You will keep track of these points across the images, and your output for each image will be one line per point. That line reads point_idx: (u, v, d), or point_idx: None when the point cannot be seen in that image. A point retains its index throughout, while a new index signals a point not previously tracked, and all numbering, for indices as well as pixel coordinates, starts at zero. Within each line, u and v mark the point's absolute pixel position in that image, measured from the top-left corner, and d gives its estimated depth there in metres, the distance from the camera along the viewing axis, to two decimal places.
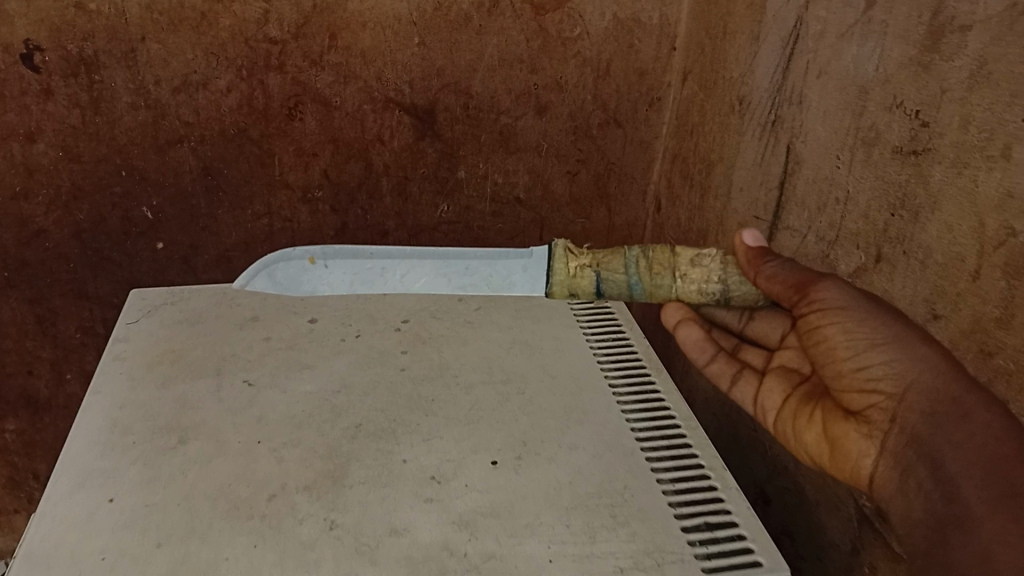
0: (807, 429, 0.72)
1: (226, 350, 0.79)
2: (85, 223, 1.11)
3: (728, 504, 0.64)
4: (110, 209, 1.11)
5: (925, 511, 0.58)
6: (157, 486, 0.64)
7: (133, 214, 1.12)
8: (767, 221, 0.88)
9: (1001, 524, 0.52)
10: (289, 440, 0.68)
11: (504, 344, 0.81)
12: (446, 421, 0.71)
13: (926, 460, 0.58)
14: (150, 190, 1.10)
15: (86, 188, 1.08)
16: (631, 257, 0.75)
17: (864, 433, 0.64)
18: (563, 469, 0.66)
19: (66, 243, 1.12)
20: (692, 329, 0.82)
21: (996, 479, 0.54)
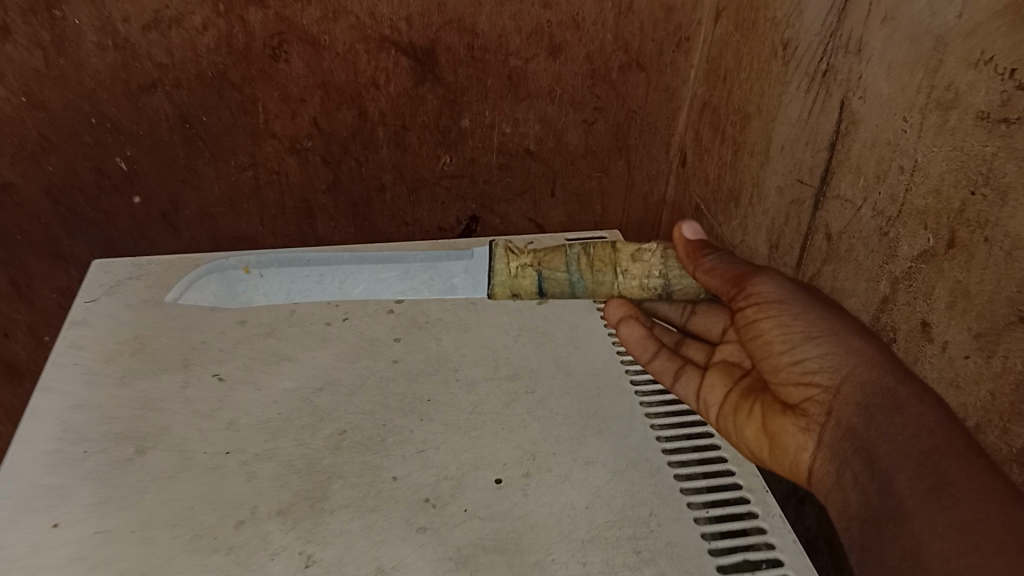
0: (745, 428, 0.60)
1: (196, 338, 0.70)
2: (56, 176, 0.94)
3: (770, 536, 0.55)
4: (82, 161, 0.94)
5: (858, 502, 0.49)
6: (110, 510, 0.55)
7: (107, 166, 0.95)
8: (814, 187, 0.77)
9: (936, 517, 0.44)
10: (262, 452, 0.59)
11: (512, 331, 0.71)
12: (444, 428, 0.61)
13: (860, 452, 0.49)
14: (123, 141, 0.93)
15: (54, 138, 0.91)
16: (572, 253, 0.68)
17: (800, 428, 0.55)
18: (577, 490, 0.57)
19: (35, 199, 0.96)
20: (635, 326, 0.66)
21: (926, 468, 0.45)
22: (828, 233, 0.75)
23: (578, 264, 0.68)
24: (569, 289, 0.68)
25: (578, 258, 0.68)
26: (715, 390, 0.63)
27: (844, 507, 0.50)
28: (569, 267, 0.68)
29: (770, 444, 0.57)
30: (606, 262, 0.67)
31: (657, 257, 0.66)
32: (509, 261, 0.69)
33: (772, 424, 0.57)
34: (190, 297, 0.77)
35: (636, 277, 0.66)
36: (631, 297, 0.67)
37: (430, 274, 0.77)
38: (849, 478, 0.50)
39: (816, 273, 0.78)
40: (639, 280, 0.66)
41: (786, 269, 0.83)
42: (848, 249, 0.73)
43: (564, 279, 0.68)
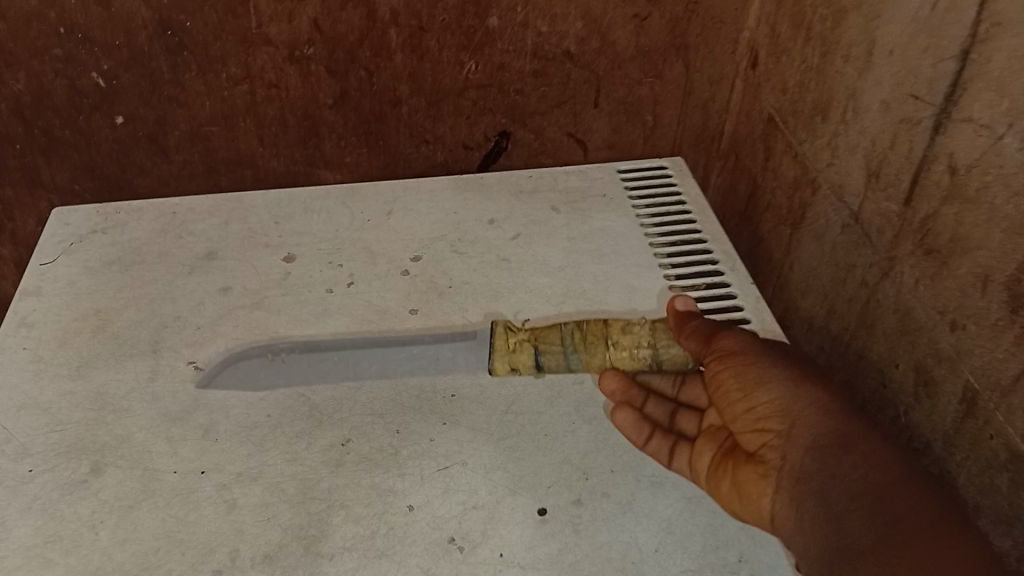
0: (716, 485, 0.45)
1: (168, 312, 0.58)
2: (25, 96, 0.78)
3: None
4: (52, 78, 0.77)
5: (817, 544, 0.39)
6: (55, 554, 0.44)
7: (81, 82, 0.78)
8: (935, 106, 0.61)
9: (898, 556, 0.36)
10: (245, 472, 0.47)
11: (553, 300, 0.58)
12: (472, 434, 0.49)
13: (813, 492, 0.40)
14: (96, 52, 0.76)
15: (18, 52, 0.75)
16: (569, 326, 0.52)
17: (760, 475, 0.43)
18: (641, 525, 0.44)
19: (4, 121, 0.79)
20: (630, 409, 0.48)
21: (883, 500, 0.38)
22: (951, 166, 0.60)
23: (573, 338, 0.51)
24: (564, 369, 0.51)
25: (570, 330, 0.51)
26: (701, 454, 0.47)
27: (809, 554, 0.40)
28: (561, 341, 0.51)
29: (735, 495, 0.44)
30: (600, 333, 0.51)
31: (647, 326, 0.51)
32: (506, 333, 0.52)
33: (738, 478, 0.44)
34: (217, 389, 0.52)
35: (626, 348, 0.50)
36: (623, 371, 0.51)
37: (431, 353, 0.54)
38: (806, 520, 0.40)
39: (931, 214, 0.62)
40: (631, 350, 0.50)
41: (887, 205, 0.68)
42: (980, 189, 0.57)
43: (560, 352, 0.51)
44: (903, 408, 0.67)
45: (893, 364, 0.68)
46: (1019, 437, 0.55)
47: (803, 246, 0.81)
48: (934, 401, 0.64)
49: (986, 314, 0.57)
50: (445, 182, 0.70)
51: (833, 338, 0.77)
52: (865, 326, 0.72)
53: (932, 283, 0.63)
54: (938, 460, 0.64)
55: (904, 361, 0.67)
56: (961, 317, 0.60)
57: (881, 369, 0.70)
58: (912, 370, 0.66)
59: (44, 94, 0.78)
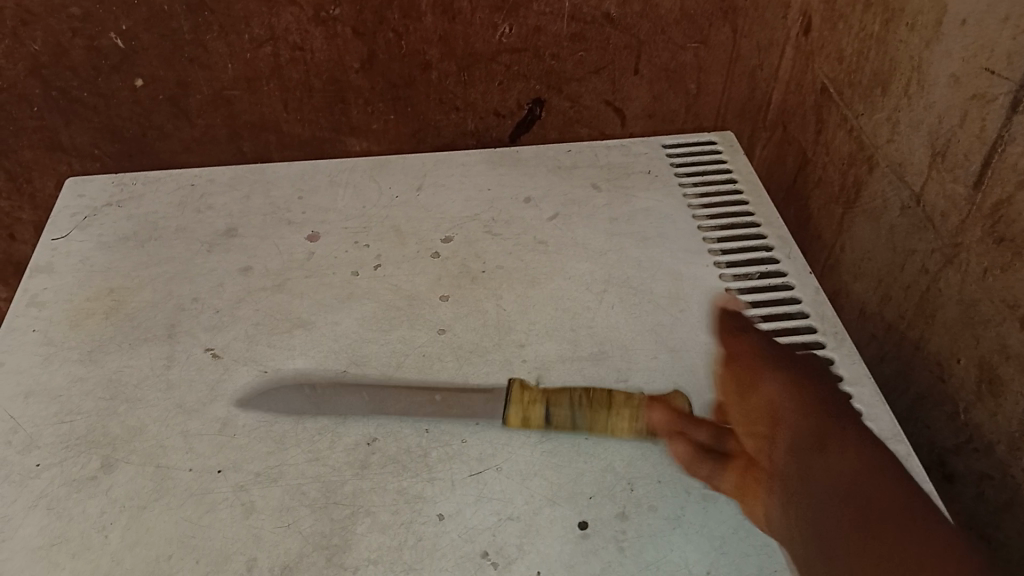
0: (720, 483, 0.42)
1: (185, 293, 0.54)
2: (41, 55, 0.74)
3: None
4: (68, 37, 0.73)
5: (804, 533, 0.36)
6: (63, 558, 0.41)
7: (100, 42, 0.74)
8: (1013, 82, 0.55)
9: (869, 545, 0.33)
10: (264, 472, 0.44)
11: (594, 287, 0.54)
12: (507, 435, 0.46)
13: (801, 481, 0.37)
14: (113, 10, 0.72)
15: (33, 9, 0.71)
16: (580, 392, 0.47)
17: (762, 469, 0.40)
18: (689, 543, 0.41)
19: (19, 81, 0.76)
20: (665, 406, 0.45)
21: (861, 490, 0.35)
22: None
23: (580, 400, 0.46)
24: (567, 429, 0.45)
25: (580, 391, 0.46)
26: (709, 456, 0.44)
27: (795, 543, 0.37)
28: (569, 398, 0.46)
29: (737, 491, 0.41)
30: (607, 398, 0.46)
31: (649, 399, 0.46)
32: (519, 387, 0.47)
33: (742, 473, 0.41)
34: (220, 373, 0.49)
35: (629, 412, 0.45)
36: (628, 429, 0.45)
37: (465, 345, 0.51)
38: (795, 508, 0.37)
39: (1005, 200, 0.57)
40: (632, 414, 0.45)
41: (953, 187, 0.63)
42: None
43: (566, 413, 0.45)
44: (964, 406, 0.63)
45: (954, 358, 0.64)
46: None
47: (857, 227, 0.76)
48: (1000, 401, 0.59)
49: None
50: (479, 155, 0.66)
51: (887, 327, 0.72)
52: (923, 316, 0.67)
53: (1003, 273, 0.58)
54: (1001, 464, 0.60)
55: (967, 356, 0.62)
56: None
57: (940, 363, 0.65)
58: (976, 365, 0.61)
59: (61, 53, 0.74)
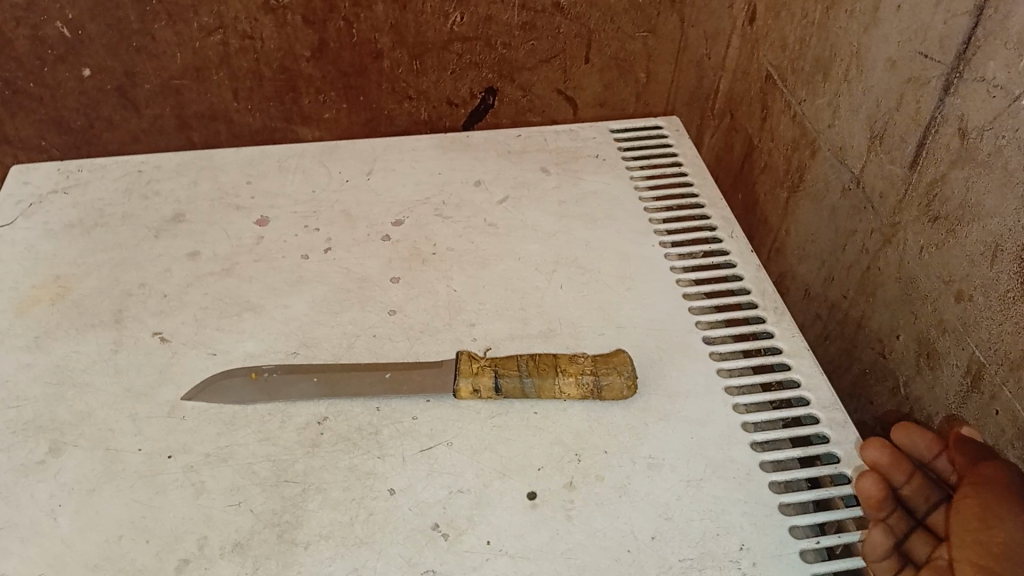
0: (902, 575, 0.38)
1: (133, 278, 0.54)
2: None
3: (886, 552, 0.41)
4: (12, 27, 0.72)
5: None
6: (10, 544, 0.41)
7: (45, 32, 0.73)
8: (945, 65, 0.57)
9: None
10: (214, 452, 0.44)
11: (544, 267, 0.55)
12: (457, 412, 0.46)
13: None
14: None
15: None
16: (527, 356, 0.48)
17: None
18: (637, 511, 0.42)
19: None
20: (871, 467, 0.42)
21: None
22: (961, 128, 0.57)
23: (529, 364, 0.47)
24: (519, 395, 0.46)
25: (526, 357, 0.47)
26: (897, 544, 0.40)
27: None
28: (516, 365, 0.47)
29: None
30: (551, 362, 0.47)
31: (592, 359, 0.47)
32: (469, 356, 0.47)
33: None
34: (166, 360, 0.49)
35: (573, 373, 0.46)
36: (572, 394, 0.46)
37: (415, 327, 0.51)
38: None
39: (938, 179, 0.59)
40: (577, 374, 0.46)
41: (891, 168, 0.65)
42: (992, 154, 0.54)
43: (514, 377, 0.46)
44: (903, 380, 0.65)
45: (894, 335, 0.66)
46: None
47: (802, 209, 0.78)
48: (937, 373, 0.61)
49: (995, 284, 0.55)
50: (429, 140, 0.66)
51: (831, 306, 0.74)
52: (865, 294, 0.69)
53: (938, 250, 0.60)
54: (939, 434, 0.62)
55: (906, 332, 0.64)
56: (967, 287, 0.57)
57: (881, 339, 0.68)
58: (915, 341, 0.63)
59: (6, 44, 0.73)
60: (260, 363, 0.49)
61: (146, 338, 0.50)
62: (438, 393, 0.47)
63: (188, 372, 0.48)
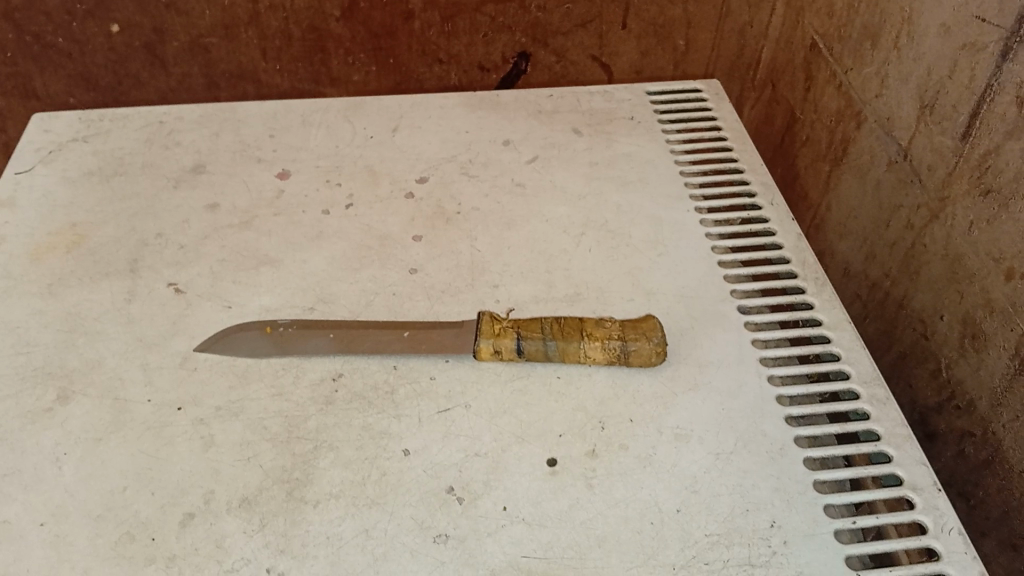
0: None
1: (150, 228, 0.53)
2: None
3: (928, 539, 0.38)
4: None
5: None
6: (12, 491, 0.40)
7: None
8: (1004, 29, 0.54)
9: None
10: (225, 406, 0.43)
11: (572, 230, 0.53)
12: (477, 373, 0.44)
13: None
14: None
15: None
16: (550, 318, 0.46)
17: None
18: (662, 483, 0.40)
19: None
20: None
21: None
22: (1020, 96, 0.53)
23: (553, 327, 0.45)
24: (543, 359, 0.44)
25: (549, 320, 0.45)
26: None
27: None
28: (540, 327, 0.45)
29: None
30: (576, 326, 0.45)
31: (619, 324, 0.45)
32: (490, 317, 0.45)
33: None
34: (180, 311, 0.47)
35: (600, 339, 0.44)
36: (598, 359, 0.44)
37: (436, 286, 0.49)
38: None
39: (993, 150, 0.56)
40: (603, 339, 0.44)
41: (941, 139, 0.61)
42: None
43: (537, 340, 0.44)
44: (945, 362, 0.62)
45: (937, 315, 0.63)
46: None
47: (844, 184, 0.75)
48: (983, 355, 0.58)
49: None
50: (457, 98, 0.64)
51: (871, 284, 0.71)
52: (909, 273, 0.66)
53: (989, 226, 0.57)
54: (983, 420, 0.59)
55: (950, 312, 0.61)
56: (1020, 264, 0.54)
57: (923, 319, 0.65)
58: (960, 321, 0.60)
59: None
60: (275, 317, 0.47)
61: (161, 289, 0.49)
62: (458, 354, 0.45)
63: (203, 324, 0.47)
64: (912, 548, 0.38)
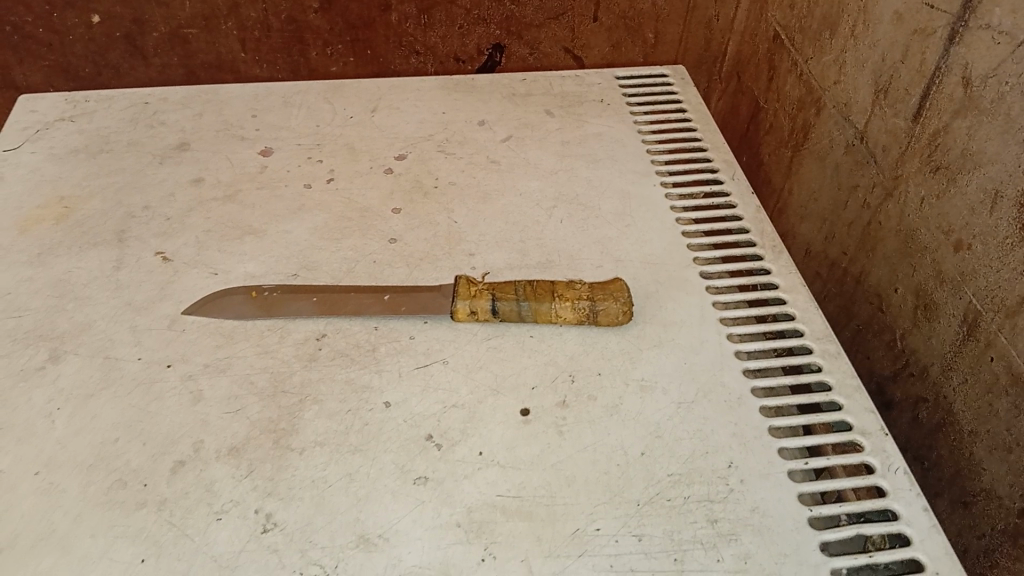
0: None
1: (136, 201, 0.54)
2: None
3: (878, 479, 0.41)
4: None
5: None
6: (6, 443, 0.41)
7: None
8: (951, 15, 0.57)
9: None
10: (213, 363, 0.45)
11: (544, 203, 0.56)
12: (454, 333, 0.47)
13: None
14: None
15: None
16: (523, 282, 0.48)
17: None
18: (629, 430, 0.42)
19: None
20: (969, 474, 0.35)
21: None
22: (965, 77, 0.57)
23: (527, 289, 0.47)
24: (518, 320, 0.47)
25: (522, 283, 0.48)
26: None
27: None
28: (513, 290, 0.47)
29: None
30: (547, 288, 0.47)
31: (588, 286, 0.48)
32: (467, 280, 0.48)
33: None
34: (168, 276, 0.49)
35: (570, 299, 0.47)
36: (569, 319, 0.47)
37: (414, 254, 0.51)
38: None
39: (941, 129, 0.59)
40: (573, 300, 0.47)
41: (894, 121, 0.65)
42: (995, 100, 0.54)
43: (512, 302, 0.47)
44: (901, 333, 0.65)
45: (892, 288, 0.66)
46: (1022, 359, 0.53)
47: (805, 168, 0.78)
48: (935, 324, 0.61)
49: (994, 231, 0.55)
50: (434, 81, 0.66)
51: (831, 263, 0.75)
52: (866, 250, 0.69)
53: (938, 201, 0.60)
54: (936, 386, 0.62)
55: (904, 285, 0.65)
56: (967, 236, 0.57)
57: (879, 293, 0.68)
58: (913, 293, 0.64)
59: None
60: (260, 281, 0.49)
61: (148, 257, 0.51)
62: (439, 316, 0.47)
63: (190, 289, 0.49)
64: (863, 487, 0.41)
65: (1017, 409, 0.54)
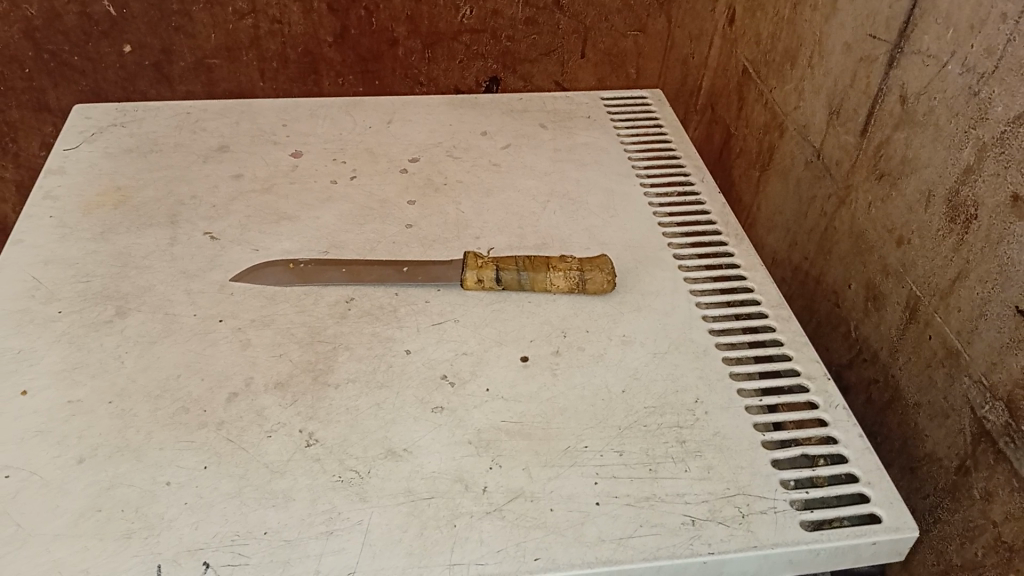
0: None
1: (184, 192, 0.62)
2: (37, 19, 0.90)
3: (822, 414, 0.49)
4: (64, 3, 0.89)
5: None
6: (82, 378, 0.48)
7: (92, 9, 0.89)
8: (890, 42, 0.67)
9: None
10: (258, 318, 0.52)
11: (540, 198, 0.64)
12: (463, 298, 0.55)
13: None
14: None
15: None
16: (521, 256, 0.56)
17: None
18: (614, 373, 0.50)
19: (15, 42, 0.91)
20: None
21: None
22: (902, 95, 0.66)
23: (525, 262, 0.56)
24: (518, 287, 0.55)
25: (521, 258, 0.56)
26: None
27: None
28: (514, 262, 0.55)
29: None
30: (541, 261, 0.56)
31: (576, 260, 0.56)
32: (473, 255, 0.56)
33: None
34: (214, 251, 0.57)
35: (562, 268, 0.55)
36: (560, 287, 0.55)
37: (427, 237, 0.60)
38: None
39: (884, 142, 0.68)
40: (565, 270, 0.55)
41: (845, 137, 0.74)
42: (926, 114, 0.63)
43: (513, 271, 0.55)
44: (854, 323, 0.74)
45: (846, 284, 0.75)
46: (954, 334, 0.61)
47: (771, 185, 0.87)
48: (883, 313, 0.70)
49: (929, 225, 0.64)
50: (442, 99, 0.75)
51: (795, 267, 0.83)
52: (824, 252, 0.78)
53: (883, 204, 0.69)
54: (884, 367, 0.70)
55: (856, 280, 0.73)
56: (907, 232, 0.66)
57: (836, 290, 0.77)
58: (864, 287, 0.72)
59: (56, 16, 0.90)
60: (294, 255, 0.57)
61: (197, 235, 0.59)
62: (450, 285, 0.55)
63: (235, 262, 0.57)
64: (810, 421, 0.49)
65: (950, 378, 0.62)
